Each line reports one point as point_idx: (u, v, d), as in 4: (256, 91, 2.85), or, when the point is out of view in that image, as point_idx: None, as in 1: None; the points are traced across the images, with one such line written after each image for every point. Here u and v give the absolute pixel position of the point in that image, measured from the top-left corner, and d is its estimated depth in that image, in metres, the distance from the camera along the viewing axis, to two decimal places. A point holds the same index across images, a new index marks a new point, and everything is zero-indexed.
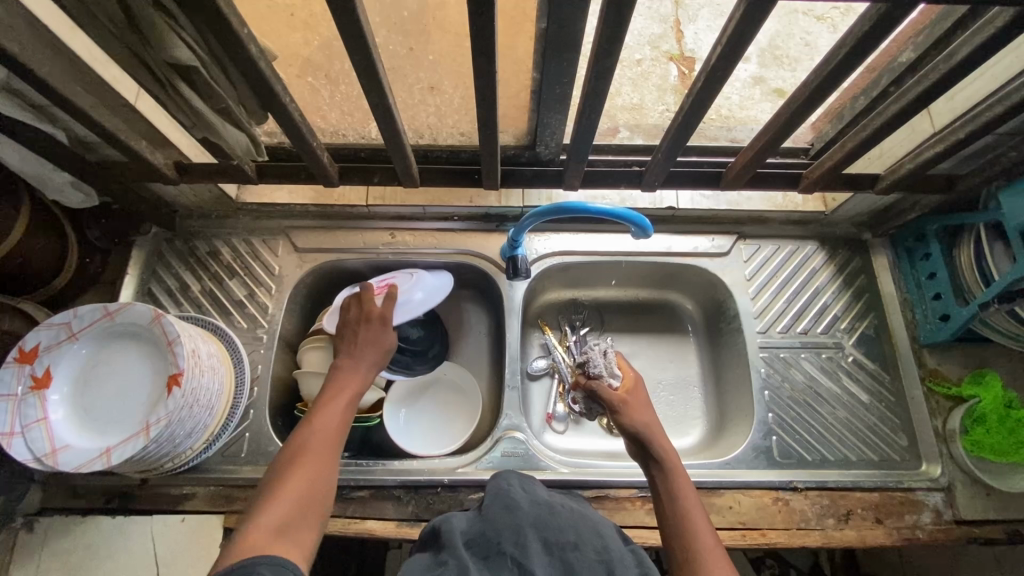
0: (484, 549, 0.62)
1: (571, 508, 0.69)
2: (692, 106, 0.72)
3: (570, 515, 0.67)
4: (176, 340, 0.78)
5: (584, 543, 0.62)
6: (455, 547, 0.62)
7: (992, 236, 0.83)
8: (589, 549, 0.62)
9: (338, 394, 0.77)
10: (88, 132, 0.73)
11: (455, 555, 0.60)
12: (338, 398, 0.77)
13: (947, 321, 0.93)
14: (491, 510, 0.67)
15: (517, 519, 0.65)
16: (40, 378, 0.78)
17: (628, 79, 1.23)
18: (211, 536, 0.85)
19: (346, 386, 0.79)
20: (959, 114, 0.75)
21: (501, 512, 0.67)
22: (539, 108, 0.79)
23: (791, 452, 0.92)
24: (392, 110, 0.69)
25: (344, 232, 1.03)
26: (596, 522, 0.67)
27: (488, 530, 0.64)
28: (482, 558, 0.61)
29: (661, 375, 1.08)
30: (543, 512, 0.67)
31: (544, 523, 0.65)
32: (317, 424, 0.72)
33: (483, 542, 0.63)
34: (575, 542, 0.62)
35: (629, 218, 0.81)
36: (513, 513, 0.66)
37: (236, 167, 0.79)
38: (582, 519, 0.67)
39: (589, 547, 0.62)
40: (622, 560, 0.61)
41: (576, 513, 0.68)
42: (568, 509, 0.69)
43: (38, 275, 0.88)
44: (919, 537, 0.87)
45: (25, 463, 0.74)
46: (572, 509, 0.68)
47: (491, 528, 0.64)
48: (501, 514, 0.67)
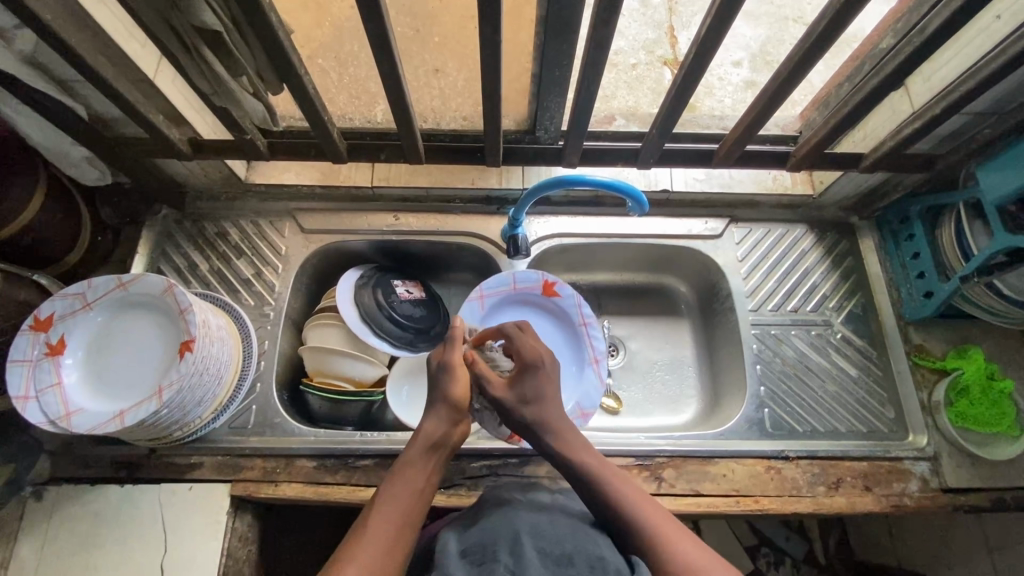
0: (479, 555, 0.62)
1: (569, 518, 0.70)
2: (683, 83, 0.76)
3: (568, 527, 0.67)
4: (189, 310, 0.81)
5: (579, 555, 0.62)
6: (445, 554, 0.63)
7: (971, 215, 0.87)
8: (583, 563, 0.60)
9: (432, 448, 0.72)
10: (109, 104, 0.76)
11: (447, 562, 0.61)
12: (417, 467, 0.70)
13: (930, 298, 0.96)
14: (486, 521, 0.68)
15: (513, 527, 0.65)
16: (54, 344, 0.80)
17: (624, 81, 1.28)
18: (218, 503, 0.87)
19: (432, 451, 0.72)
20: (936, 92, 0.79)
21: (498, 524, 0.67)
22: (538, 89, 0.83)
23: (782, 423, 0.95)
24: (401, 83, 0.73)
25: (350, 214, 1.07)
26: (594, 533, 0.67)
27: (485, 540, 0.64)
28: (475, 563, 0.61)
29: (656, 356, 1.12)
30: (541, 521, 0.67)
31: (541, 533, 0.65)
32: (393, 498, 0.67)
33: (478, 549, 0.63)
34: (569, 553, 0.61)
35: (626, 191, 0.84)
36: (511, 521, 0.67)
37: (249, 141, 0.82)
38: (582, 528, 0.67)
39: (584, 560, 0.61)
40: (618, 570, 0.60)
41: (574, 524, 0.68)
42: (568, 523, 0.68)
43: (53, 250, 0.91)
44: (907, 503, 0.89)
45: (40, 425, 0.76)
46: (572, 523, 0.68)
47: (486, 536, 0.65)
48: (500, 526, 0.67)
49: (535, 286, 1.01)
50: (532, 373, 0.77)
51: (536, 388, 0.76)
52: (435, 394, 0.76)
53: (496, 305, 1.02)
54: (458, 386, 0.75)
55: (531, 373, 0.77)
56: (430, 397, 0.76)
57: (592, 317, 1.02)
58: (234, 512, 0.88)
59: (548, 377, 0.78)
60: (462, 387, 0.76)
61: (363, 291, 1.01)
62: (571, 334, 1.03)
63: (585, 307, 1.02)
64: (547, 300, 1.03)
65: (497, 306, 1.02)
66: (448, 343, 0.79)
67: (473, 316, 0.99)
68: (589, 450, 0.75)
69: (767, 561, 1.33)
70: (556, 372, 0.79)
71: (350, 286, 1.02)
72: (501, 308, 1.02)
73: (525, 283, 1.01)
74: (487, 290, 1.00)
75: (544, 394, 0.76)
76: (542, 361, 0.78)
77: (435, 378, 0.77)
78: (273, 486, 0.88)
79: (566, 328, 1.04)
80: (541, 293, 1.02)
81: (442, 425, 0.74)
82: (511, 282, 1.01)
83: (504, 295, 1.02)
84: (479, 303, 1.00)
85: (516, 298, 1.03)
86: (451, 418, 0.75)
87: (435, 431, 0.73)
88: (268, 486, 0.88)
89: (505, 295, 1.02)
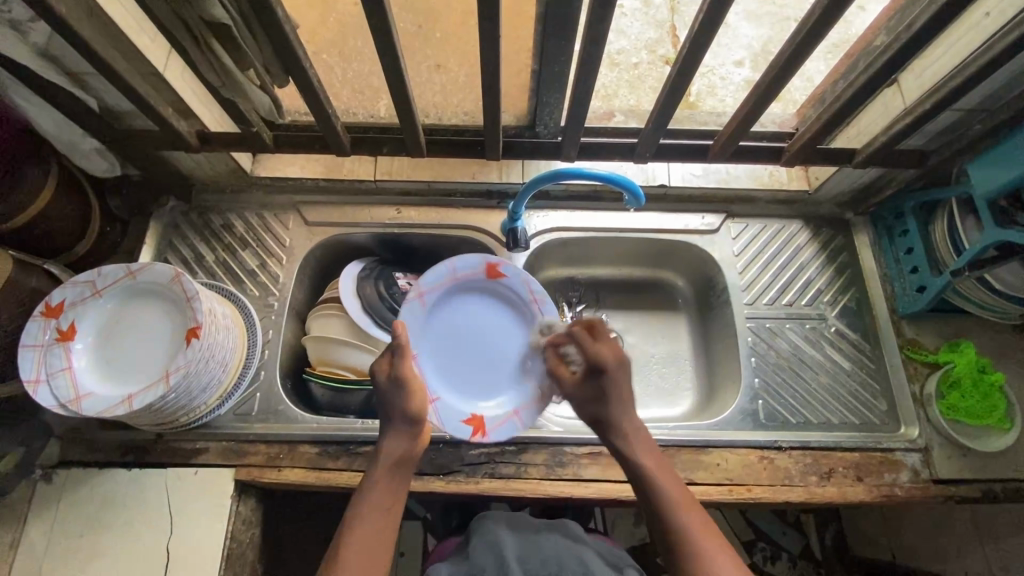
0: None
1: (551, 539, 0.85)
2: (677, 77, 0.78)
3: (549, 548, 0.83)
4: (195, 297, 0.83)
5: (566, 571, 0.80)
6: None
7: (964, 210, 0.89)
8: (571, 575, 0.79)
9: (393, 466, 0.75)
10: (121, 96, 0.79)
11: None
12: (384, 488, 0.74)
13: (923, 292, 0.98)
14: (477, 549, 0.83)
15: (503, 553, 0.81)
16: (65, 330, 0.82)
17: (625, 81, 1.29)
18: (222, 488, 0.89)
19: (394, 468, 0.75)
20: (927, 88, 0.80)
21: (487, 551, 0.82)
22: (538, 84, 0.85)
23: (775, 415, 0.97)
24: (403, 77, 0.74)
25: (352, 207, 1.09)
26: (576, 547, 0.84)
27: (476, 568, 0.80)
28: None
29: (653, 349, 1.14)
30: (526, 545, 0.84)
31: (526, 559, 0.81)
32: (363, 523, 0.70)
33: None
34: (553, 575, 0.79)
35: (624, 185, 0.86)
36: (498, 550, 0.82)
37: (255, 134, 0.84)
38: (567, 547, 0.84)
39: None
40: None
41: (555, 546, 0.84)
42: (547, 543, 0.84)
43: (64, 239, 0.93)
44: (897, 493, 0.91)
45: (51, 408, 0.78)
46: (552, 544, 0.84)
47: (475, 567, 0.80)
48: (488, 553, 0.82)
49: (477, 270, 0.92)
50: (599, 377, 0.79)
51: (610, 390, 0.78)
52: (388, 410, 0.78)
53: (436, 296, 0.91)
54: (414, 402, 0.77)
55: (598, 375, 0.79)
56: (387, 413, 0.78)
57: (542, 293, 0.93)
58: (238, 496, 0.90)
59: (618, 380, 0.78)
60: (419, 401, 0.78)
61: (366, 284, 1.04)
62: (522, 315, 0.94)
63: (532, 281, 0.93)
64: (491, 283, 0.94)
65: (439, 296, 0.91)
66: (393, 356, 0.78)
67: (418, 316, 0.89)
68: (650, 442, 0.77)
69: (761, 555, 1.36)
70: (624, 373, 0.78)
71: (353, 279, 1.04)
72: (447, 302, 0.92)
73: (466, 268, 0.91)
74: (426, 286, 0.89)
75: (614, 395, 0.78)
76: (605, 364, 0.78)
77: (389, 393, 0.78)
78: (276, 471, 0.90)
79: (516, 311, 0.94)
80: (484, 276, 0.93)
81: (403, 442, 0.77)
82: (450, 271, 0.91)
83: (446, 288, 0.91)
84: (419, 296, 0.89)
85: (458, 286, 0.93)
86: (407, 433, 0.77)
87: (398, 449, 0.76)
88: (271, 471, 0.90)
89: (447, 287, 0.91)
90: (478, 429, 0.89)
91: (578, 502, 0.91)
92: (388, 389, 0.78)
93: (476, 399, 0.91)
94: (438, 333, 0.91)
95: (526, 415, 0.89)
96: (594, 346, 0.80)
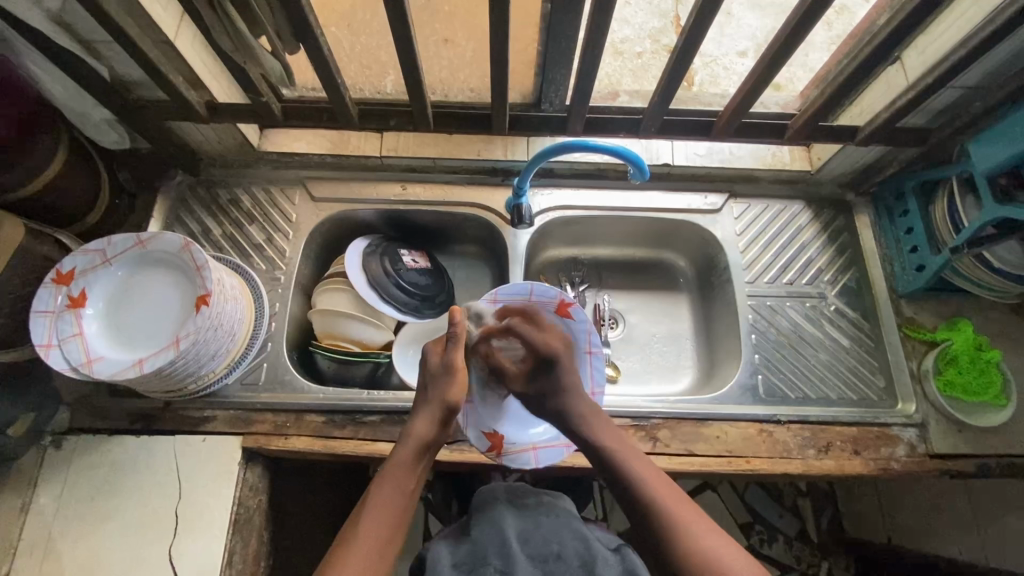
0: (471, 564, 0.73)
1: (553, 518, 0.80)
2: (682, 52, 0.79)
3: (551, 526, 0.78)
4: (205, 266, 0.85)
5: (567, 554, 0.74)
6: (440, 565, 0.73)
7: (963, 190, 0.90)
8: (572, 558, 0.74)
9: (417, 448, 0.78)
10: (134, 64, 0.80)
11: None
12: (408, 469, 0.76)
13: (922, 271, 0.99)
14: (476, 530, 0.77)
15: (501, 530, 0.76)
16: (76, 297, 0.83)
17: (628, 70, 1.29)
18: (230, 455, 0.90)
19: (419, 450, 0.78)
20: (929, 65, 0.81)
21: (486, 528, 0.77)
22: (544, 59, 0.85)
23: (775, 390, 0.98)
24: (413, 47, 0.75)
25: (358, 183, 1.10)
26: (579, 528, 0.78)
27: (474, 549, 0.75)
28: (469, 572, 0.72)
29: (654, 329, 1.16)
30: (527, 526, 0.78)
31: (526, 538, 0.76)
32: (382, 497, 0.73)
33: (469, 560, 0.73)
34: (557, 553, 0.74)
35: (629, 157, 0.87)
36: (498, 528, 0.77)
37: (264, 104, 0.85)
38: (569, 528, 0.78)
39: (571, 555, 0.74)
40: (602, 558, 0.73)
41: (558, 523, 0.79)
42: (549, 521, 0.79)
43: (74, 209, 0.94)
44: (894, 467, 0.92)
45: (63, 371, 0.79)
46: (555, 521, 0.79)
47: (476, 546, 0.75)
48: (487, 529, 0.77)
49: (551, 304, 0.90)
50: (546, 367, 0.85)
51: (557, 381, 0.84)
52: (430, 394, 0.81)
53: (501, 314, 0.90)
54: (456, 393, 0.80)
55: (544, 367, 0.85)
56: (428, 395, 0.81)
57: (600, 348, 0.91)
58: (246, 463, 0.91)
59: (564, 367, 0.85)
60: (459, 390, 0.81)
61: (372, 259, 1.04)
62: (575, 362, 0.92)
63: (595, 334, 0.91)
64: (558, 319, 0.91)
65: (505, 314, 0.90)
66: (449, 343, 0.83)
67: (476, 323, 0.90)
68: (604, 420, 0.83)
69: (758, 537, 1.37)
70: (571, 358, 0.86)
71: (359, 254, 1.05)
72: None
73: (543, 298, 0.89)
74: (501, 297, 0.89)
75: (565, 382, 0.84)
76: (556, 352, 0.85)
77: (437, 376, 0.82)
78: (284, 439, 0.92)
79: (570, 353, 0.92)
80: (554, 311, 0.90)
81: (432, 428, 0.79)
82: (528, 294, 0.89)
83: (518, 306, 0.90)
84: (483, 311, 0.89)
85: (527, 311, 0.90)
86: (440, 421, 0.80)
87: (425, 433, 0.78)
88: (278, 439, 0.92)
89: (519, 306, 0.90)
90: (495, 447, 0.88)
91: (580, 473, 0.93)
92: (435, 372, 0.82)
93: (505, 418, 0.91)
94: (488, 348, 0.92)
95: (543, 455, 0.89)
96: (539, 334, 0.86)
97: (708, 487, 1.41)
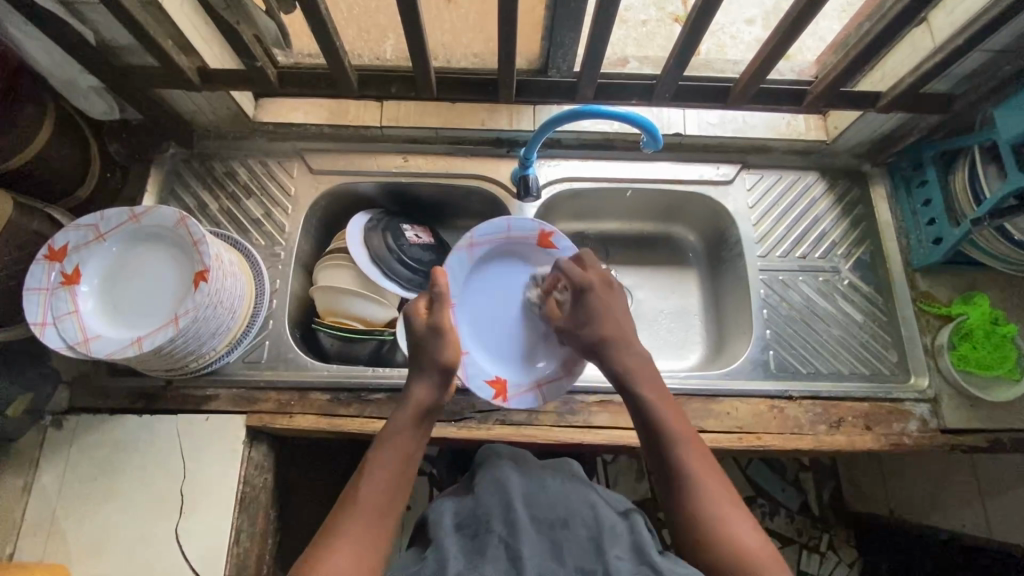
0: (473, 528, 0.70)
1: (560, 482, 0.76)
2: (700, 12, 0.75)
3: (559, 491, 0.74)
4: (202, 241, 0.81)
5: (573, 521, 0.69)
6: (441, 528, 0.70)
7: (986, 159, 0.86)
8: (578, 526, 0.69)
9: (416, 413, 0.76)
10: (120, 27, 0.76)
11: (446, 535, 0.68)
12: (408, 434, 0.75)
13: (939, 244, 0.96)
14: (480, 489, 0.74)
15: (507, 494, 0.72)
16: (70, 274, 0.81)
17: (630, 38, 1.18)
18: (234, 434, 0.89)
19: (421, 416, 0.76)
20: (960, 24, 0.78)
21: (492, 490, 0.74)
22: (552, 21, 0.81)
23: (787, 365, 0.97)
24: (415, 7, 0.72)
25: (358, 155, 1.06)
26: (587, 492, 0.74)
27: (476, 512, 0.71)
28: (470, 536, 0.69)
29: (662, 304, 1.13)
30: (533, 488, 0.75)
31: (532, 501, 0.72)
32: (383, 462, 0.72)
33: (472, 522, 0.70)
34: (564, 518, 0.70)
35: (641, 124, 0.84)
36: (502, 491, 0.73)
37: (260, 71, 0.82)
38: (578, 496, 0.73)
39: (578, 524, 0.69)
40: (612, 530, 0.69)
41: (567, 488, 0.75)
42: (557, 486, 0.75)
43: (64, 183, 0.90)
44: (906, 442, 0.92)
45: (59, 350, 0.77)
46: (562, 487, 0.75)
47: (480, 507, 0.72)
48: (491, 492, 0.74)
49: (531, 234, 0.93)
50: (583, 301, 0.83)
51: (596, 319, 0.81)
52: (423, 361, 0.79)
53: (487, 249, 0.92)
54: (450, 354, 0.79)
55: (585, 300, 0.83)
56: (421, 361, 0.79)
57: None
58: (250, 442, 0.90)
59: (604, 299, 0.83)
60: (452, 351, 0.79)
61: (373, 234, 1.02)
62: None
63: (582, 260, 0.95)
64: (542, 249, 0.94)
65: (489, 248, 0.93)
66: (433, 304, 0.81)
67: (463, 266, 0.91)
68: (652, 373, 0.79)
69: (760, 511, 1.38)
70: (611, 298, 0.83)
71: (360, 230, 1.02)
72: (497, 256, 0.94)
73: (521, 228, 0.92)
74: (478, 238, 0.91)
75: (602, 316, 0.82)
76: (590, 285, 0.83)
77: (424, 339, 0.80)
78: (287, 418, 0.90)
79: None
80: (536, 241, 0.93)
81: (432, 393, 0.78)
82: (505, 229, 0.92)
83: (498, 245, 0.93)
84: (471, 247, 0.91)
85: (509, 241, 0.93)
86: (439, 384, 0.78)
87: (425, 399, 0.77)
88: (282, 418, 0.90)
89: (498, 242, 0.93)
90: (500, 392, 0.88)
91: (589, 449, 0.92)
92: (421, 335, 0.80)
93: (504, 363, 0.91)
94: (479, 290, 0.93)
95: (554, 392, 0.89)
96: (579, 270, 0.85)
97: (711, 461, 1.41)
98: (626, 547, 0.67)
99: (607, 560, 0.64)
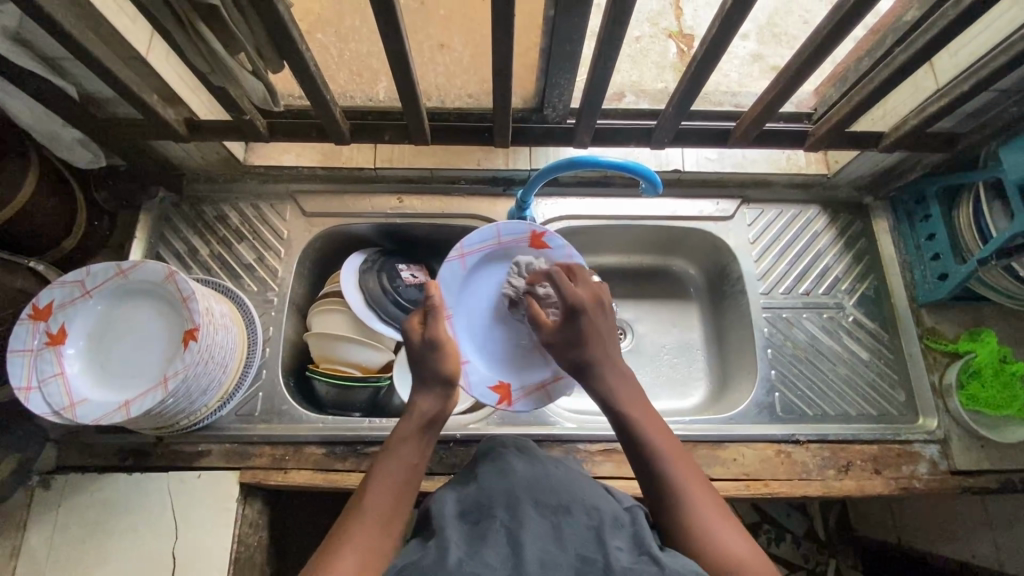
0: (477, 515, 0.58)
1: (564, 469, 0.65)
2: (701, 60, 0.73)
3: (564, 477, 0.63)
4: (191, 297, 0.79)
5: (577, 509, 0.57)
6: (443, 516, 0.58)
7: (991, 195, 0.85)
8: (580, 513, 0.57)
9: (418, 421, 0.71)
10: (102, 83, 0.75)
11: (445, 523, 0.56)
12: (412, 442, 0.69)
13: (945, 280, 0.95)
14: (482, 476, 0.64)
15: (509, 481, 0.61)
16: (55, 334, 0.78)
17: (628, 56, 1.17)
18: (227, 491, 0.86)
19: (427, 425, 0.71)
20: (965, 67, 0.76)
21: (494, 476, 0.63)
22: (547, 65, 0.79)
23: (793, 407, 0.95)
24: (406, 60, 0.70)
25: (352, 196, 1.04)
26: (592, 485, 0.63)
27: (481, 497, 0.60)
28: (472, 524, 0.57)
29: (664, 339, 1.11)
30: (537, 473, 0.63)
31: (538, 487, 0.60)
32: (386, 471, 0.66)
33: (476, 509, 0.58)
34: (567, 504, 0.57)
35: (641, 173, 0.82)
36: (506, 478, 0.62)
37: (248, 122, 0.80)
38: (585, 487, 0.62)
39: (582, 511, 0.57)
40: (615, 521, 0.57)
41: (574, 475, 0.64)
42: (561, 473, 0.63)
43: (50, 237, 0.88)
44: (916, 486, 0.90)
45: (44, 416, 0.75)
46: (566, 473, 0.63)
47: (484, 493, 0.60)
48: (493, 477, 0.63)
49: (522, 238, 0.90)
50: (573, 320, 0.76)
51: (582, 338, 0.74)
52: (423, 373, 0.75)
53: (476, 257, 0.89)
54: (450, 367, 0.75)
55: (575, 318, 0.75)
56: (421, 373, 0.75)
57: None
58: (244, 499, 0.87)
59: (596, 322, 0.76)
60: (454, 364, 0.75)
61: (368, 276, 0.99)
62: None
63: (578, 258, 0.89)
64: (536, 252, 0.90)
65: (481, 255, 0.89)
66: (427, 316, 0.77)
67: (456, 276, 0.88)
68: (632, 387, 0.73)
69: (766, 538, 1.35)
70: (601, 319, 0.76)
71: (354, 274, 0.99)
72: (489, 263, 0.90)
73: (511, 233, 0.89)
74: (468, 247, 0.88)
75: (593, 335, 0.75)
76: (582, 306, 0.76)
77: (421, 354, 0.75)
78: (282, 473, 0.88)
79: None
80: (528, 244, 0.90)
81: (436, 403, 0.73)
82: (495, 236, 0.89)
83: (489, 252, 0.90)
84: (461, 256, 0.88)
85: (496, 247, 0.90)
86: (442, 394, 0.74)
87: (430, 409, 0.72)
88: (276, 474, 0.88)
89: (489, 249, 0.89)
90: (503, 397, 0.87)
91: None
92: (418, 351, 0.76)
93: (505, 367, 0.89)
94: (477, 295, 0.90)
95: (558, 388, 0.88)
96: (570, 285, 0.78)
97: None
98: (629, 539, 0.55)
99: (607, 550, 0.52)
